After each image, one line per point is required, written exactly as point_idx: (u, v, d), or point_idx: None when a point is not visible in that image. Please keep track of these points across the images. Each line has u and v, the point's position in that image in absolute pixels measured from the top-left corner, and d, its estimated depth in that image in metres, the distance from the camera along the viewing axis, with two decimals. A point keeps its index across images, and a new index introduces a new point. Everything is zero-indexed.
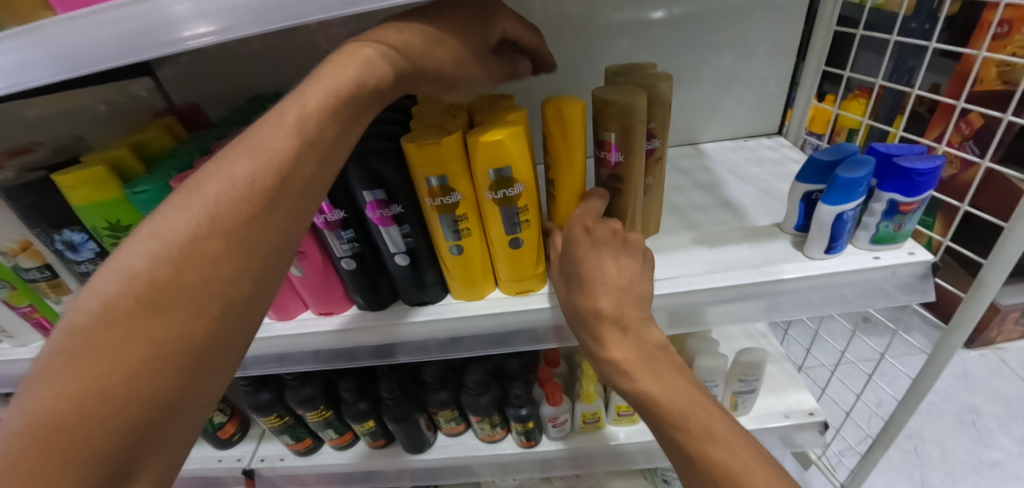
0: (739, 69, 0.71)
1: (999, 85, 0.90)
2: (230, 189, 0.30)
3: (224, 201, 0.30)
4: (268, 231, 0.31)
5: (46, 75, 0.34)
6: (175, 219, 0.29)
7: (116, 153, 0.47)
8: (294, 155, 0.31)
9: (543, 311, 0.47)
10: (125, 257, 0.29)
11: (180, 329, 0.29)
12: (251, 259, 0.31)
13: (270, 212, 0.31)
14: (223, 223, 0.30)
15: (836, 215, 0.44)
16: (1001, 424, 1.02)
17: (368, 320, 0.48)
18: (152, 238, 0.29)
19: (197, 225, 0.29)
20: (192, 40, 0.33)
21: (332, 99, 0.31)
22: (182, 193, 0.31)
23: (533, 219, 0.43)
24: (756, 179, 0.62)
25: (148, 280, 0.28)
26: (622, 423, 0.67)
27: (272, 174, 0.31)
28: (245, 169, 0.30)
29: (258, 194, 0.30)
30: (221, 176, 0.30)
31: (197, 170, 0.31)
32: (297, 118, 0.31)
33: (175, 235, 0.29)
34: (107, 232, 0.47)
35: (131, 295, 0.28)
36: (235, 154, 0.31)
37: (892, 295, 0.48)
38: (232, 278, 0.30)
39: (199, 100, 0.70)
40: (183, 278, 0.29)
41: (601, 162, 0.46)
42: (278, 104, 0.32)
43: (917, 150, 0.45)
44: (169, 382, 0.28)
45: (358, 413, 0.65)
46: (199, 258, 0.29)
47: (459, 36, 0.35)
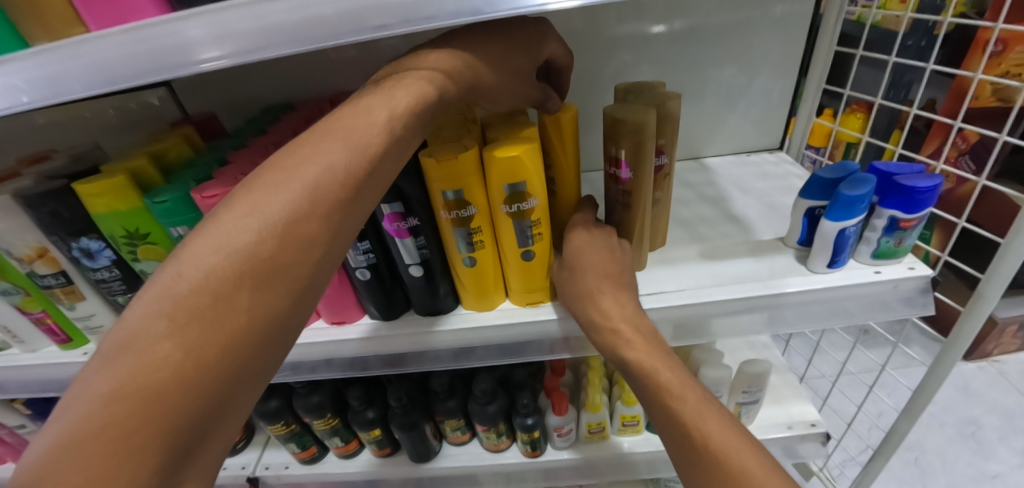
0: (741, 84, 0.73)
1: (994, 102, 0.91)
2: (329, 175, 0.32)
3: (323, 186, 0.32)
4: (351, 219, 0.34)
5: (80, 89, 0.35)
6: (276, 197, 0.31)
7: (136, 163, 0.48)
8: (384, 150, 0.34)
9: (553, 322, 0.48)
10: (223, 228, 0.30)
11: (269, 305, 0.30)
12: (334, 244, 0.33)
13: (356, 203, 0.33)
14: (321, 207, 0.32)
15: (839, 230, 0.45)
16: (1000, 436, 1.03)
17: (382, 330, 0.49)
18: (253, 213, 0.30)
19: (297, 206, 0.31)
20: (206, 63, 0.34)
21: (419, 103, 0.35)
22: (276, 171, 0.32)
23: (544, 232, 0.45)
24: (759, 193, 0.64)
25: (250, 255, 0.30)
26: (626, 433, 0.67)
27: (363, 168, 0.33)
28: (344, 158, 0.32)
29: (351, 184, 0.33)
30: (319, 162, 0.32)
31: (288, 150, 0.33)
32: (388, 116, 0.34)
33: (274, 213, 0.31)
34: (125, 240, 0.48)
35: (232, 268, 0.29)
36: (328, 141, 0.33)
37: (894, 308, 0.49)
38: (318, 261, 0.32)
39: (213, 110, 0.72)
40: (282, 256, 0.30)
41: (612, 177, 0.47)
42: (365, 99, 0.35)
43: (917, 169, 0.47)
44: (251, 356, 0.30)
45: (365, 422, 0.65)
46: (295, 239, 0.31)
47: (516, 58, 0.41)
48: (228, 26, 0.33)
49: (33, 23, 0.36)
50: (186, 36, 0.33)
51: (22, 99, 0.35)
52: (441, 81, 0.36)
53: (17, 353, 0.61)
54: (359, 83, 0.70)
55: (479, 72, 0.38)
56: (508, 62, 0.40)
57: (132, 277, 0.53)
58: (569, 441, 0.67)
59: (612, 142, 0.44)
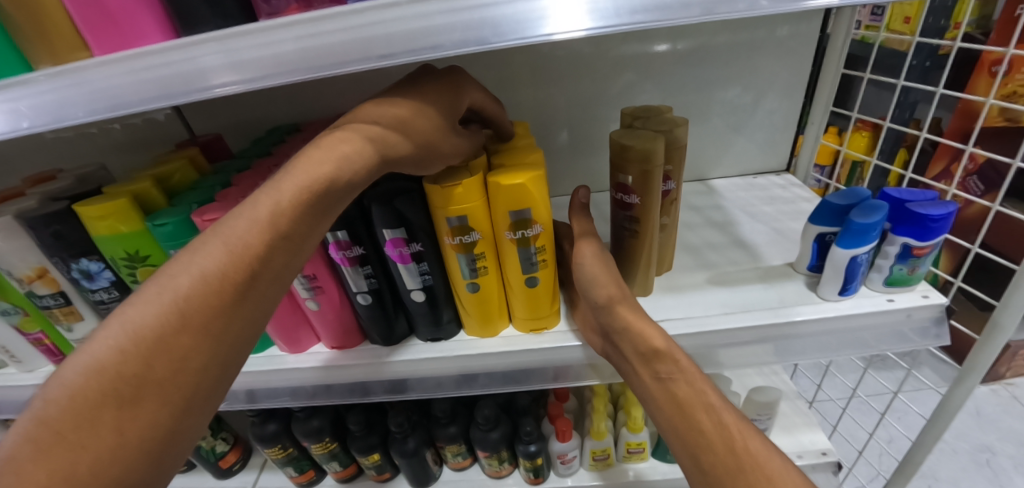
0: (748, 105, 0.72)
1: (1002, 122, 0.90)
2: (199, 283, 0.31)
3: (197, 294, 0.30)
4: (240, 321, 0.32)
5: (82, 115, 0.34)
6: (147, 310, 0.29)
7: (139, 185, 0.48)
8: (269, 249, 0.33)
9: (558, 350, 0.46)
10: (94, 345, 0.29)
11: (144, 420, 0.29)
12: (221, 348, 0.31)
13: (239, 303, 0.32)
14: (196, 316, 0.30)
15: (851, 258, 0.44)
16: (1017, 464, 1.00)
17: (382, 356, 0.48)
18: (121, 328, 0.29)
19: (167, 317, 0.30)
20: (221, 88, 0.33)
21: (304, 194, 0.33)
22: (154, 281, 0.31)
23: (549, 258, 0.44)
24: (767, 217, 0.63)
25: (116, 373, 0.28)
26: (632, 461, 0.65)
27: (242, 268, 0.32)
28: (219, 264, 0.31)
29: (228, 288, 0.31)
30: (193, 270, 0.31)
31: (169, 261, 0.32)
32: (272, 212, 0.33)
33: (144, 327, 0.29)
34: (125, 262, 0.48)
35: (95, 387, 0.28)
36: (204, 248, 0.32)
37: (909, 338, 0.48)
38: (202, 368, 0.31)
39: (218, 129, 0.72)
40: (151, 371, 0.29)
41: (620, 203, 0.46)
42: (256, 194, 0.33)
43: (930, 196, 0.46)
44: (131, 473, 0.29)
45: (365, 447, 0.64)
46: (168, 352, 0.29)
47: (427, 116, 0.37)
48: (238, 53, 0.33)
49: (39, 49, 0.36)
50: (198, 63, 0.33)
51: (23, 124, 0.35)
52: (351, 161, 0.34)
53: (16, 372, 0.60)
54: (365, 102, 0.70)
55: (389, 143, 0.35)
56: (420, 125, 0.36)
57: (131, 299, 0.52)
58: (573, 468, 0.65)
59: (618, 164, 0.44)
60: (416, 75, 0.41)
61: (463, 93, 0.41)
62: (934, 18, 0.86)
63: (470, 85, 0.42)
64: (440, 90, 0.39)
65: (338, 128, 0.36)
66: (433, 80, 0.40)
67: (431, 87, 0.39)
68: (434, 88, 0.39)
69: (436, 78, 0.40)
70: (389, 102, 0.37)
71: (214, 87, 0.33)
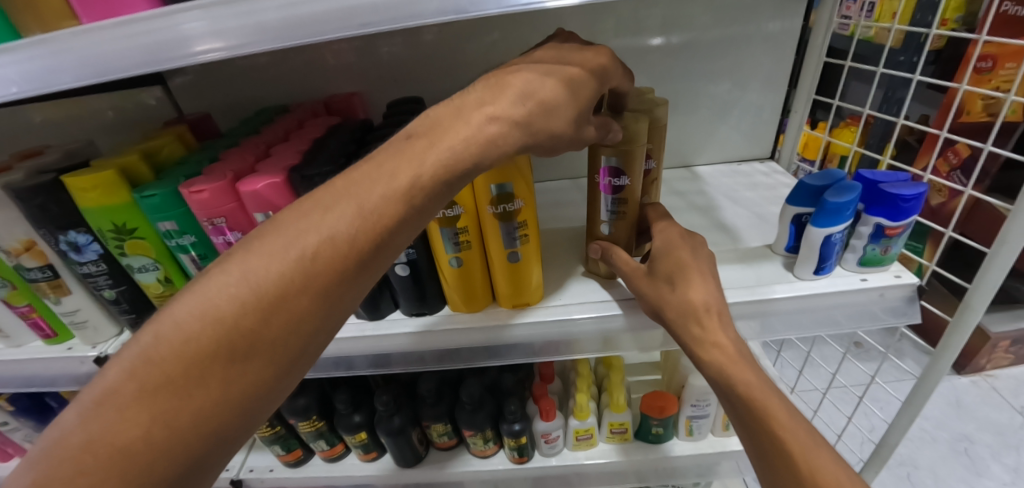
0: (735, 96, 0.73)
1: (985, 117, 0.91)
2: (328, 248, 0.30)
3: (322, 256, 0.30)
4: (354, 290, 0.32)
5: (70, 81, 0.35)
6: (271, 265, 0.30)
7: (127, 159, 0.49)
8: (398, 221, 0.32)
9: (539, 324, 0.47)
10: (215, 289, 0.29)
11: (253, 373, 0.30)
12: (331, 313, 0.32)
13: (359, 275, 0.32)
14: (319, 278, 0.30)
15: (825, 237, 0.46)
16: (993, 452, 1.02)
17: (367, 329, 0.49)
18: (244, 278, 0.29)
19: (292, 276, 0.30)
20: (207, 55, 0.34)
21: (445, 175, 0.32)
22: (283, 234, 0.30)
23: (531, 233, 0.45)
24: (749, 202, 0.64)
25: (234, 324, 0.29)
26: (615, 441, 0.67)
27: (369, 238, 0.31)
28: (348, 231, 0.31)
29: (354, 256, 0.31)
30: (322, 231, 0.30)
31: (294, 211, 0.31)
32: (408, 185, 0.31)
33: (268, 282, 0.29)
34: (112, 235, 0.48)
35: (216, 334, 0.28)
36: (332, 209, 0.31)
37: (881, 317, 0.49)
38: (310, 331, 0.31)
39: (208, 110, 0.72)
40: (266, 329, 0.29)
41: (598, 186, 0.47)
42: (386, 161, 0.32)
43: (903, 178, 0.47)
44: (231, 419, 0.29)
45: (351, 425, 0.65)
46: (285, 314, 0.30)
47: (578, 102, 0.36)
48: (222, 20, 0.33)
49: (26, 16, 0.37)
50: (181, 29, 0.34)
51: (12, 90, 0.35)
52: (495, 145, 0.33)
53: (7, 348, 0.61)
54: (356, 86, 0.71)
55: (538, 129, 0.34)
56: (567, 111, 0.35)
57: (119, 272, 0.53)
58: (556, 448, 0.66)
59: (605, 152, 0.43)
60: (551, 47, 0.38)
61: (614, 73, 0.39)
62: (920, 14, 0.87)
63: (621, 69, 0.41)
64: (598, 71, 0.37)
65: (484, 102, 0.33)
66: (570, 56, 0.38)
67: (582, 65, 0.37)
68: (582, 65, 0.37)
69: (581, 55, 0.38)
70: (543, 78, 0.34)
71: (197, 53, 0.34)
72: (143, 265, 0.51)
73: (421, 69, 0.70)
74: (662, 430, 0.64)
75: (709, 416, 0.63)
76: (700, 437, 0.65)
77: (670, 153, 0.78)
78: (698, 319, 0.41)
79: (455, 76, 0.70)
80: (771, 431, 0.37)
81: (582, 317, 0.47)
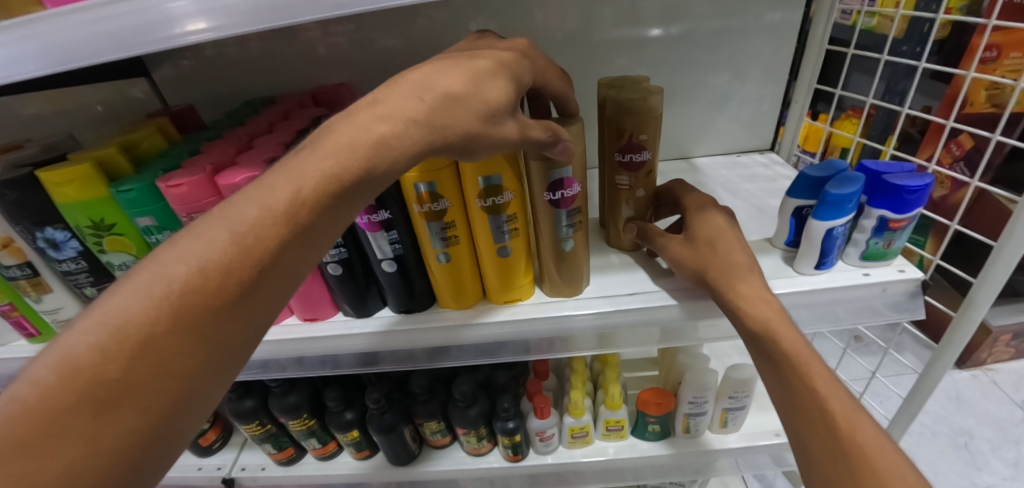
0: (734, 87, 0.72)
1: (988, 108, 0.89)
2: (198, 277, 0.28)
3: (193, 289, 0.28)
4: (239, 322, 0.29)
5: (33, 69, 0.33)
6: (132, 304, 0.27)
7: (104, 152, 0.47)
8: (281, 241, 0.30)
9: (531, 321, 0.46)
10: (68, 340, 0.26)
11: (127, 427, 0.26)
12: (215, 350, 0.29)
13: (243, 301, 0.29)
14: (192, 312, 0.27)
15: (827, 230, 0.44)
16: (994, 447, 1.01)
17: (355, 326, 0.48)
18: (104, 322, 0.26)
19: (161, 313, 0.27)
20: (192, 37, 0.32)
21: (329, 182, 0.30)
22: (145, 273, 0.28)
23: (521, 227, 0.43)
24: (747, 194, 0.62)
25: (94, 375, 0.25)
26: (611, 438, 0.65)
27: (248, 263, 0.29)
28: (219, 257, 0.28)
29: (232, 284, 0.29)
30: (190, 260, 0.28)
31: (163, 244, 0.29)
32: (285, 205, 0.30)
33: (131, 322, 0.26)
34: (91, 231, 0.47)
35: (73, 388, 0.25)
36: (200, 238, 0.29)
37: (882, 312, 0.48)
38: (191, 372, 0.28)
39: (194, 103, 0.71)
40: (136, 373, 0.26)
41: (558, 203, 0.41)
42: (266, 179, 0.31)
43: (906, 169, 0.45)
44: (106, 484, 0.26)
45: (342, 423, 0.63)
46: (156, 355, 0.27)
47: (488, 92, 0.34)
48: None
49: None
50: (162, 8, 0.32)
51: None
52: (382, 145, 0.31)
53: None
54: (344, 77, 0.69)
55: (439, 125, 0.32)
56: (474, 102, 0.33)
57: (98, 269, 0.52)
58: (551, 446, 0.64)
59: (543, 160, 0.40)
60: (469, 49, 0.38)
61: (530, 69, 0.38)
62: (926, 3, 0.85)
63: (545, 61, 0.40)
64: (510, 59, 0.35)
65: (377, 99, 0.32)
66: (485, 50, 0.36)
67: (489, 57, 0.35)
68: (491, 57, 0.35)
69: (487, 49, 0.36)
70: (444, 73, 0.33)
71: (179, 36, 0.32)
72: (123, 262, 0.49)
73: (412, 60, 0.68)
74: (659, 427, 0.63)
75: (707, 414, 0.61)
76: (698, 436, 0.64)
77: (667, 145, 0.76)
78: (746, 284, 0.41)
79: None
80: (812, 391, 0.39)
81: (578, 315, 0.45)
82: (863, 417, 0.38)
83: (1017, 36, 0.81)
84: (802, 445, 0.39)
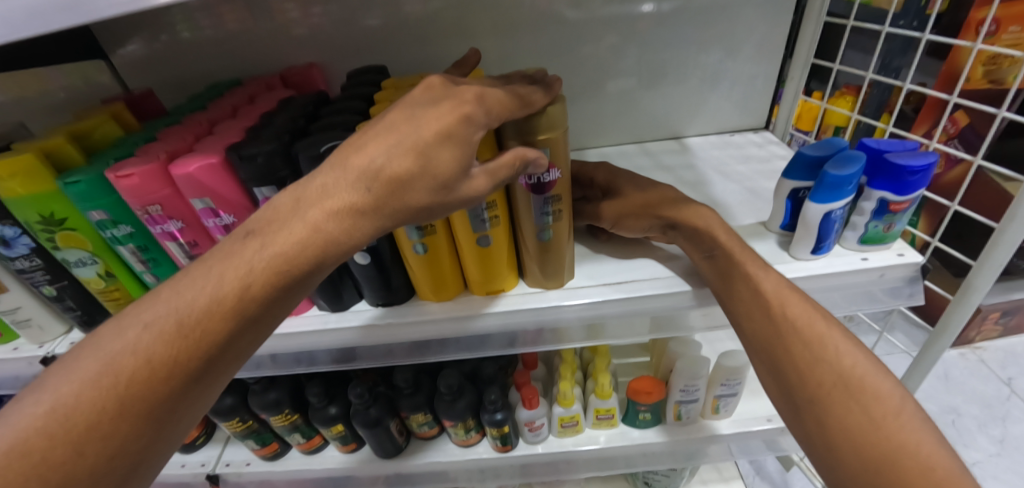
0: (727, 66, 0.69)
1: (985, 85, 0.86)
2: (146, 370, 0.29)
3: (140, 380, 0.29)
4: (186, 404, 0.31)
5: None
6: (80, 394, 0.28)
7: (51, 140, 0.43)
8: (228, 333, 0.30)
9: (514, 313, 0.44)
10: (17, 423, 0.27)
11: None
12: (163, 429, 0.31)
13: (190, 387, 0.31)
14: (137, 403, 0.29)
15: (824, 214, 0.42)
16: (981, 424, 1.03)
17: (330, 322, 0.45)
18: (52, 407, 0.28)
19: (109, 401, 0.28)
20: (121, 11, 0.29)
21: (276, 277, 0.30)
22: (93, 358, 0.29)
23: (501, 215, 0.40)
24: (741, 176, 0.60)
25: (40, 461, 0.27)
26: (601, 426, 0.64)
27: (194, 354, 0.30)
28: (165, 351, 0.29)
29: (178, 374, 0.30)
30: (137, 351, 0.29)
31: (110, 323, 0.30)
32: (231, 295, 0.30)
33: (83, 406, 0.28)
34: (42, 227, 0.43)
35: (27, 467, 0.27)
36: (144, 326, 0.29)
37: (879, 298, 0.46)
38: (140, 450, 0.30)
39: (157, 87, 0.66)
40: (87, 454, 0.28)
41: (540, 187, 0.38)
42: (213, 266, 0.30)
43: (909, 147, 0.43)
44: None
45: (326, 418, 0.61)
46: (105, 438, 0.29)
47: (438, 166, 0.31)
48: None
49: None
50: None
51: None
52: (327, 241, 0.31)
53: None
54: (316, 58, 0.65)
55: (389, 213, 0.32)
56: (420, 188, 0.31)
57: (51, 266, 0.48)
58: (541, 435, 0.63)
59: (519, 138, 0.36)
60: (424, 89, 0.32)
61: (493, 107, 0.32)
62: None
63: (506, 91, 0.33)
64: (460, 122, 0.31)
65: (325, 189, 0.31)
66: (434, 101, 0.32)
67: (437, 121, 0.31)
68: (438, 120, 0.31)
69: (441, 102, 0.31)
70: (388, 153, 0.30)
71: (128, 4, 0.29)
72: (81, 258, 0.46)
73: (387, 40, 0.64)
74: (650, 415, 0.61)
75: (698, 401, 0.60)
76: (689, 423, 0.63)
77: (657, 126, 0.74)
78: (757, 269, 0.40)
79: (422, 45, 0.64)
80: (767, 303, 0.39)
81: (563, 305, 0.43)
82: (846, 340, 0.37)
83: (1019, 9, 0.77)
84: (782, 368, 0.38)
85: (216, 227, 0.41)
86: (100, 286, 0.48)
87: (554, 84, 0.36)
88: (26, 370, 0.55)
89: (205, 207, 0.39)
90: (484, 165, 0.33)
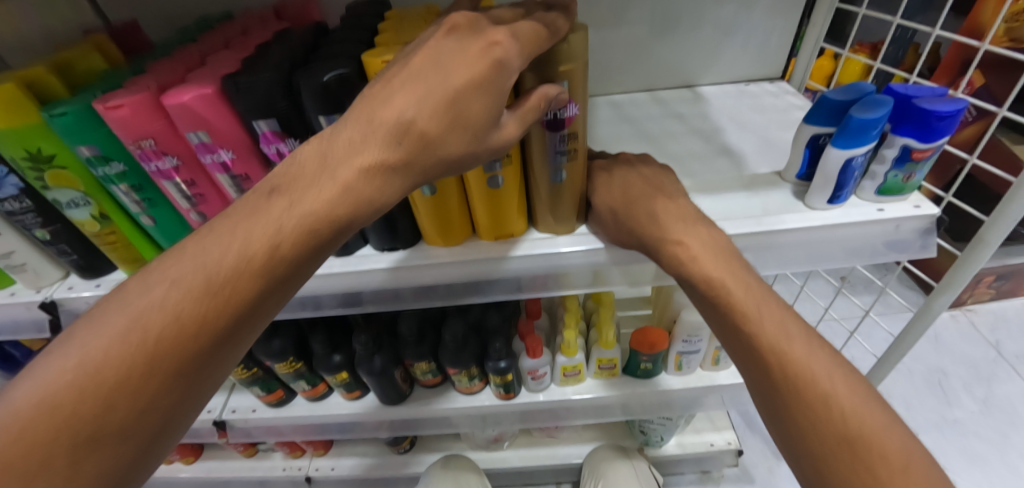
0: (746, 11, 0.65)
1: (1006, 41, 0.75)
2: (174, 330, 0.28)
3: (169, 340, 0.28)
4: (216, 363, 0.30)
5: None
6: (106, 351, 0.27)
7: (31, 70, 0.40)
8: (256, 291, 0.29)
9: (523, 258, 0.43)
10: (43, 379, 0.26)
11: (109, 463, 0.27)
12: (193, 388, 0.30)
13: (219, 345, 0.30)
14: (167, 362, 0.28)
15: (846, 161, 0.41)
16: (965, 384, 1.07)
17: (334, 267, 0.44)
18: (78, 364, 0.27)
19: (136, 360, 0.27)
20: None
21: (307, 231, 0.29)
22: (119, 313, 0.27)
23: (513, 155, 0.39)
24: (756, 126, 0.58)
25: (70, 417, 0.26)
26: (602, 376, 0.65)
27: (220, 311, 0.29)
28: (194, 309, 0.28)
29: (207, 332, 0.29)
30: (165, 311, 0.28)
31: (133, 280, 0.29)
32: (262, 254, 0.29)
33: (106, 365, 0.27)
34: (28, 164, 0.41)
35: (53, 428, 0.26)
36: (172, 282, 0.28)
37: (890, 250, 0.46)
38: (168, 409, 0.29)
39: (140, 19, 0.61)
40: (114, 413, 0.27)
41: (555, 125, 0.36)
42: (241, 218, 0.29)
43: (937, 93, 0.42)
44: None
45: (331, 366, 0.62)
46: (134, 397, 0.27)
47: (472, 112, 0.30)
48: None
49: None
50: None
51: None
52: (354, 203, 0.30)
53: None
54: None
55: (416, 166, 0.31)
56: (450, 144, 0.30)
57: (41, 208, 0.46)
58: (543, 384, 0.64)
59: (540, 80, 0.34)
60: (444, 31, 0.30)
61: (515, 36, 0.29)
62: None
63: (534, 26, 0.30)
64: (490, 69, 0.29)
65: (354, 144, 0.29)
66: (460, 43, 0.30)
67: (466, 68, 0.29)
68: (468, 67, 0.29)
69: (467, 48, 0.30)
70: (415, 101, 0.29)
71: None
72: (72, 199, 0.44)
73: None
74: (651, 365, 0.62)
75: (699, 351, 0.61)
76: (688, 372, 0.65)
77: (670, 74, 0.70)
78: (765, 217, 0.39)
79: None
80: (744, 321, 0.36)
81: (574, 251, 0.42)
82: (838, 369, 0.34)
83: None
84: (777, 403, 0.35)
85: (213, 164, 0.39)
86: (95, 229, 0.47)
87: (573, 10, 0.34)
88: (23, 315, 0.54)
89: (201, 141, 0.37)
90: (513, 112, 0.32)
